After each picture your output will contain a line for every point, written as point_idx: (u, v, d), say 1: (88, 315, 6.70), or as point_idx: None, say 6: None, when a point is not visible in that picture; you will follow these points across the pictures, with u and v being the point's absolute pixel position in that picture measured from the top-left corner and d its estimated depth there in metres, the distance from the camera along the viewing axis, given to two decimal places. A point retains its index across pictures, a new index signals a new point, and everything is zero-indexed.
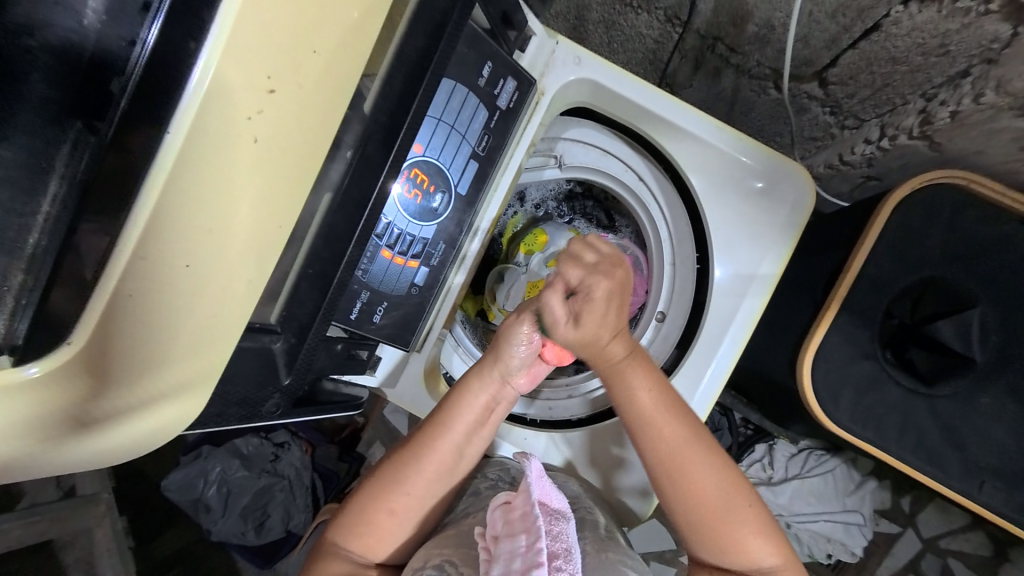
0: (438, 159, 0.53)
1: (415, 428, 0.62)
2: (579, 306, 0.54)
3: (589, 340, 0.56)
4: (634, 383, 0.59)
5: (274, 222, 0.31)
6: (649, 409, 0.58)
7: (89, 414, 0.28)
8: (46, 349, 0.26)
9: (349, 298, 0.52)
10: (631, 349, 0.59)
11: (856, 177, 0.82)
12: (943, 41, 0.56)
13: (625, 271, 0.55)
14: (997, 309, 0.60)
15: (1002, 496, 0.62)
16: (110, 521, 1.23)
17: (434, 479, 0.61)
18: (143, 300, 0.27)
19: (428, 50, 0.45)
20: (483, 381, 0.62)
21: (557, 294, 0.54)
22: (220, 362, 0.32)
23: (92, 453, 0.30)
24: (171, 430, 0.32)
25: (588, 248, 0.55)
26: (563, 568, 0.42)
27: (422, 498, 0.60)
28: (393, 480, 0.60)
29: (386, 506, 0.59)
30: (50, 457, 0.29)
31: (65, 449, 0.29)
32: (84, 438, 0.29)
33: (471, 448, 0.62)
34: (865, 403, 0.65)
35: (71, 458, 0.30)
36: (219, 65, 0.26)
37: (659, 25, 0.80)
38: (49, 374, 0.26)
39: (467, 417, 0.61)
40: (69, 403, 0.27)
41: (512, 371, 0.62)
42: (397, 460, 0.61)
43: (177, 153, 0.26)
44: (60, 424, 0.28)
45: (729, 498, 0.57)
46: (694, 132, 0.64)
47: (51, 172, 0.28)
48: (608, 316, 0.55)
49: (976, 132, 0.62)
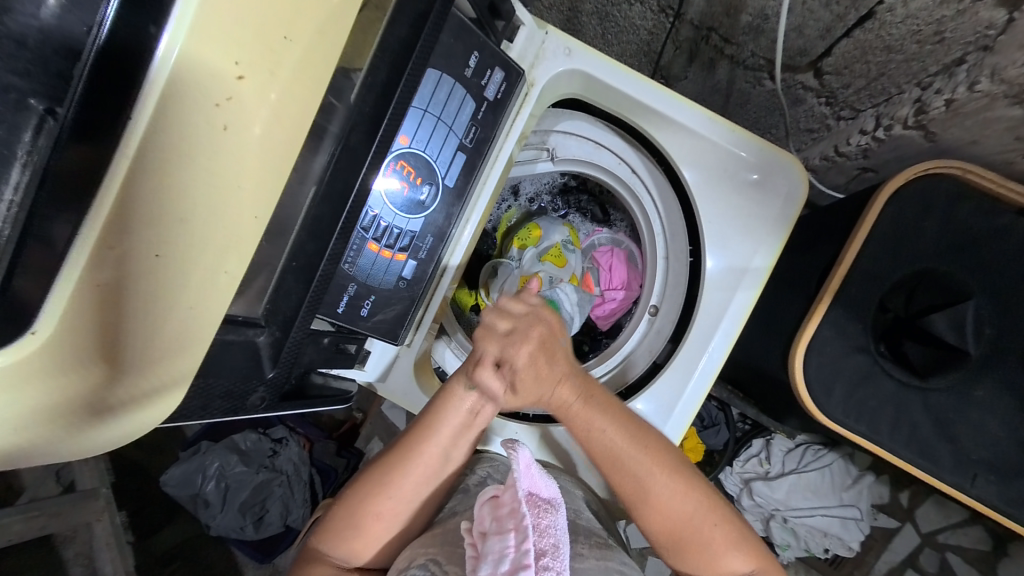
0: (426, 151, 0.53)
1: (401, 433, 0.62)
2: (509, 357, 0.57)
3: (538, 398, 0.59)
4: (590, 425, 0.59)
5: (251, 212, 0.30)
6: (611, 447, 0.58)
7: (51, 406, 0.28)
8: (10, 337, 0.26)
9: (336, 292, 0.52)
10: (578, 390, 0.59)
11: (852, 169, 0.81)
12: (939, 29, 0.55)
13: (544, 325, 0.58)
14: (991, 301, 0.60)
15: (997, 490, 0.61)
16: (109, 515, 1.23)
17: (421, 482, 0.61)
18: (112, 289, 0.27)
19: (411, 39, 0.45)
20: (468, 383, 0.62)
21: (489, 370, 0.58)
22: (191, 369, 0.32)
23: (56, 445, 0.30)
24: (140, 428, 0.32)
25: (515, 301, 0.59)
26: (551, 566, 0.43)
27: (408, 501, 0.60)
28: (380, 485, 0.60)
29: (373, 510, 0.59)
30: (8, 447, 0.28)
31: (29, 437, 0.29)
32: (43, 427, 0.28)
33: (457, 450, 0.63)
34: (858, 397, 0.64)
35: (34, 448, 0.29)
36: (185, 47, 0.25)
37: (652, 16, 0.78)
38: (12, 363, 0.26)
39: (452, 420, 0.62)
40: (28, 395, 0.27)
41: (490, 390, 0.61)
42: (384, 464, 0.61)
43: (142, 137, 0.26)
44: (17, 415, 0.27)
45: (702, 524, 0.58)
46: (686, 123, 0.64)
47: (13, 159, 0.26)
48: (543, 373, 0.58)
49: (971, 121, 0.62)
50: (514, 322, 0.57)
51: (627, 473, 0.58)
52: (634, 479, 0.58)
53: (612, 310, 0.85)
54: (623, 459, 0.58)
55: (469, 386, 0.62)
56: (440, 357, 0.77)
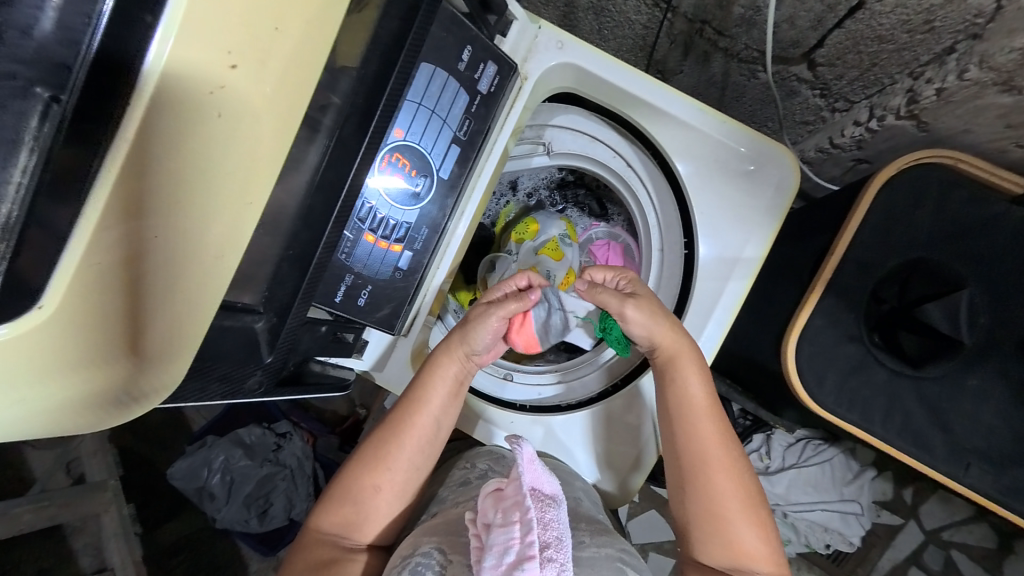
0: (419, 143, 0.54)
1: (391, 408, 0.63)
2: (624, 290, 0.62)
3: (647, 332, 0.60)
4: (685, 379, 0.60)
5: (246, 198, 0.32)
6: (689, 393, 0.60)
7: (61, 378, 0.29)
8: (20, 309, 0.27)
9: (333, 281, 0.54)
10: (683, 343, 0.61)
11: (847, 160, 0.82)
12: (929, 17, 0.55)
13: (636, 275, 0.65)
14: (984, 289, 0.60)
15: (990, 478, 0.61)
16: (116, 507, 1.21)
17: (415, 452, 0.62)
18: (112, 268, 0.28)
19: (401, 33, 0.47)
20: (450, 356, 0.63)
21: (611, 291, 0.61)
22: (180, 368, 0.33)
23: (55, 416, 0.31)
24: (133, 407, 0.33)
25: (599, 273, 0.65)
26: (554, 558, 0.43)
27: (403, 472, 0.61)
28: (376, 460, 0.61)
29: (371, 484, 0.61)
30: (14, 417, 0.30)
31: (34, 408, 0.30)
32: (50, 399, 0.30)
33: (446, 419, 0.64)
34: (850, 385, 0.65)
35: (35, 420, 0.31)
36: (178, 38, 0.27)
37: (647, 10, 0.78)
38: (18, 334, 0.27)
39: (439, 390, 0.63)
40: (36, 364, 0.28)
41: (476, 351, 0.64)
42: (377, 440, 0.62)
43: (140, 121, 0.27)
44: (30, 384, 0.29)
45: (744, 502, 0.58)
46: (678, 114, 0.64)
47: (21, 144, 0.27)
48: (659, 311, 0.61)
49: (962, 110, 0.63)
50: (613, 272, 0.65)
51: (697, 421, 0.60)
52: (698, 430, 0.59)
53: None
54: (700, 416, 0.60)
55: (450, 360, 0.63)
56: (435, 342, 0.79)
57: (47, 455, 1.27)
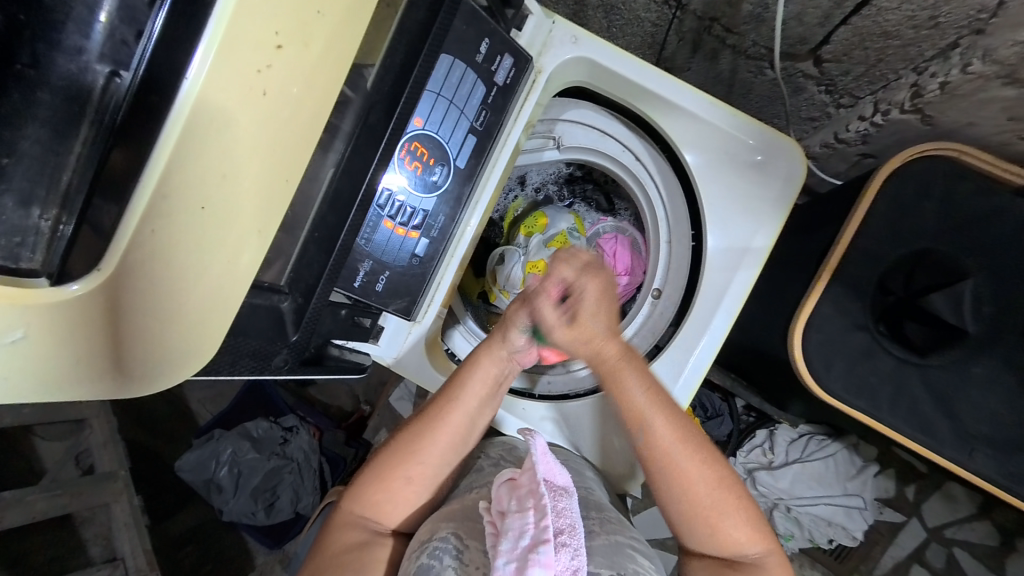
0: (438, 133, 0.55)
1: (426, 401, 0.65)
2: (578, 285, 0.60)
3: (587, 336, 0.61)
4: (628, 385, 0.61)
5: (281, 176, 0.32)
6: (639, 405, 0.60)
7: (105, 342, 0.30)
8: (89, 269, 0.28)
9: (353, 266, 0.55)
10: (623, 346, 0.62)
11: (852, 155, 0.84)
12: (934, 14, 0.57)
13: (607, 273, 0.62)
14: (989, 279, 0.61)
15: (994, 464, 0.62)
16: (127, 497, 1.22)
17: (447, 448, 0.63)
18: (164, 236, 0.29)
19: (427, 23, 0.48)
20: (492, 355, 0.66)
21: (551, 298, 0.61)
22: (213, 342, 0.33)
23: (90, 381, 0.31)
24: (165, 381, 0.32)
25: (567, 261, 0.61)
26: (568, 543, 0.45)
27: (435, 467, 0.63)
28: (408, 451, 0.62)
29: (402, 474, 0.62)
30: (47, 380, 0.30)
31: (72, 371, 0.30)
32: (91, 361, 0.30)
33: (481, 418, 0.65)
34: (857, 374, 0.66)
35: (69, 385, 0.30)
36: (231, 18, 0.28)
37: (656, 8, 0.80)
38: (90, 292, 0.28)
39: (476, 389, 0.64)
40: (84, 325, 0.29)
41: (517, 351, 0.67)
42: (411, 431, 0.63)
43: (196, 94, 0.27)
44: (76, 345, 0.29)
45: (722, 493, 0.58)
46: (688, 108, 0.66)
47: (83, 117, 0.30)
48: (603, 311, 0.61)
49: (967, 103, 0.64)
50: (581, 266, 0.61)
51: (656, 433, 0.59)
52: (658, 436, 0.59)
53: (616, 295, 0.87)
54: (656, 420, 0.60)
55: (493, 359, 0.66)
56: (457, 347, 0.82)
57: (58, 446, 1.28)
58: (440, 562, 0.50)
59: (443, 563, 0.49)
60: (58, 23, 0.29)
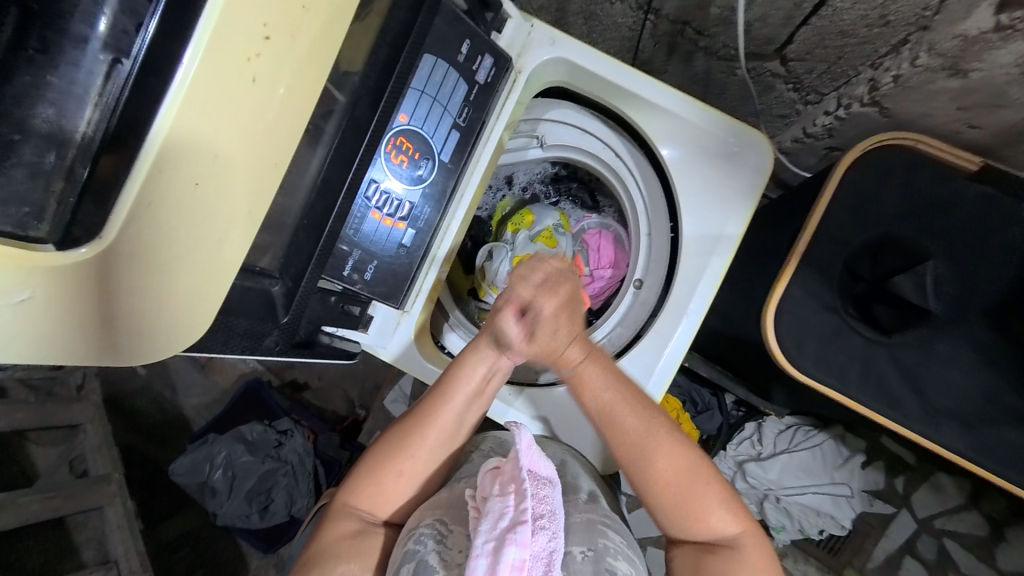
0: (422, 128, 0.58)
1: (416, 402, 0.67)
2: (535, 304, 0.62)
3: (547, 348, 0.64)
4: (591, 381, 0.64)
5: (269, 158, 0.35)
6: (613, 401, 0.63)
7: (98, 306, 0.32)
8: (92, 236, 0.31)
9: (341, 255, 0.58)
10: (583, 348, 0.65)
11: (821, 148, 0.89)
12: (884, 12, 0.61)
13: (573, 284, 0.64)
14: (947, 260, 0.65)
15: (959, 436, 0.65)
16: (121, 500, 1.25)
17: (437, 442, 0.65)
18: (162, 209, 0.31)
19: (409, 22, 0.52)
20: (479, 356, 0.67)
21: (513, 315, 0.63)
22: (209, 310, 0.36)
23: (88, 342, 0.34)
24: (161, 346, 0.35)
25: (534, 267, 0.63)
26: (546, 526, 0.47)
27: (426, 459, 0.65)
28: (399, 445, 0.64)
29: (395, 467, 0.64)
30: (47, 339, 0.32)
31: (71, 332, 0.33)
32: (87, 324, 0.33)
33: (470, 415, 0.67)
34: (827, 354, 0.69)
35: (68, 344, 0.33)
36: (221, 11, 0.30)
37: (632, 14, 0.84)
38: (93, 257, 0.30)
39: (465, 387, 0.66)
40: (81, 289, 0.31)
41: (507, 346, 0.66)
42: (402, 427, 0.65)
43: (190, 79, 0.30)
44: (73, 309, 0.32)
45: (693, 474, 0.60)
46: (662, 105, 0.69)
47: (87, 100, 0.32)
48: (561, 324, 0.63)
49: (918, 96, 0.69)
50: (538, 283, 0.62)
51: (626, 424, 0.62)
52: (629, 424, 0.62)
53: (600, 289, 0.90)
54: (624, 412, 0.62)
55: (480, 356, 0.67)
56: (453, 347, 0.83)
57: (50, 452, 1.28)
58: (424, 547, 0.51)
59: (426, 548, 0.51)
60: (64, 13, 0.31)
